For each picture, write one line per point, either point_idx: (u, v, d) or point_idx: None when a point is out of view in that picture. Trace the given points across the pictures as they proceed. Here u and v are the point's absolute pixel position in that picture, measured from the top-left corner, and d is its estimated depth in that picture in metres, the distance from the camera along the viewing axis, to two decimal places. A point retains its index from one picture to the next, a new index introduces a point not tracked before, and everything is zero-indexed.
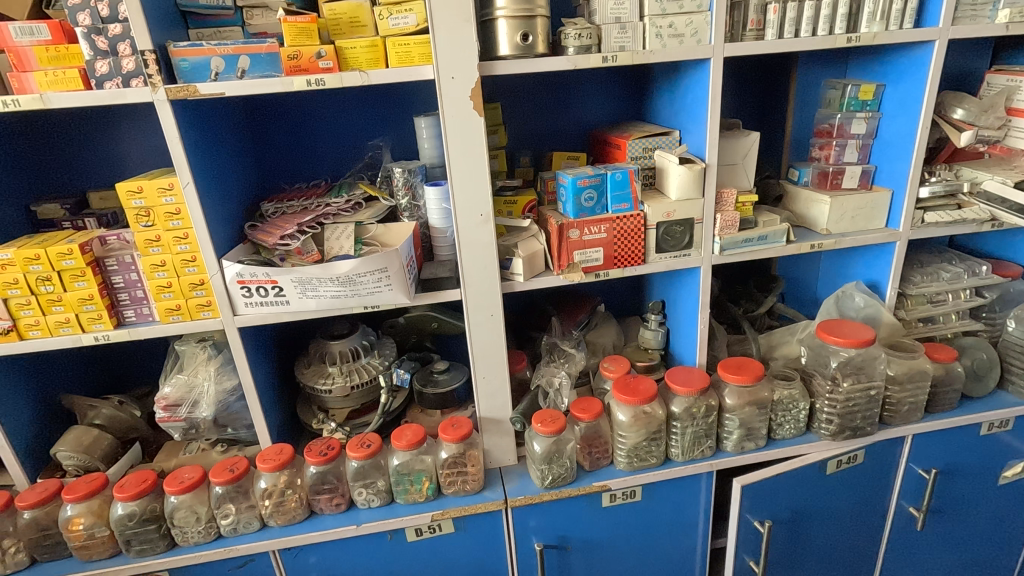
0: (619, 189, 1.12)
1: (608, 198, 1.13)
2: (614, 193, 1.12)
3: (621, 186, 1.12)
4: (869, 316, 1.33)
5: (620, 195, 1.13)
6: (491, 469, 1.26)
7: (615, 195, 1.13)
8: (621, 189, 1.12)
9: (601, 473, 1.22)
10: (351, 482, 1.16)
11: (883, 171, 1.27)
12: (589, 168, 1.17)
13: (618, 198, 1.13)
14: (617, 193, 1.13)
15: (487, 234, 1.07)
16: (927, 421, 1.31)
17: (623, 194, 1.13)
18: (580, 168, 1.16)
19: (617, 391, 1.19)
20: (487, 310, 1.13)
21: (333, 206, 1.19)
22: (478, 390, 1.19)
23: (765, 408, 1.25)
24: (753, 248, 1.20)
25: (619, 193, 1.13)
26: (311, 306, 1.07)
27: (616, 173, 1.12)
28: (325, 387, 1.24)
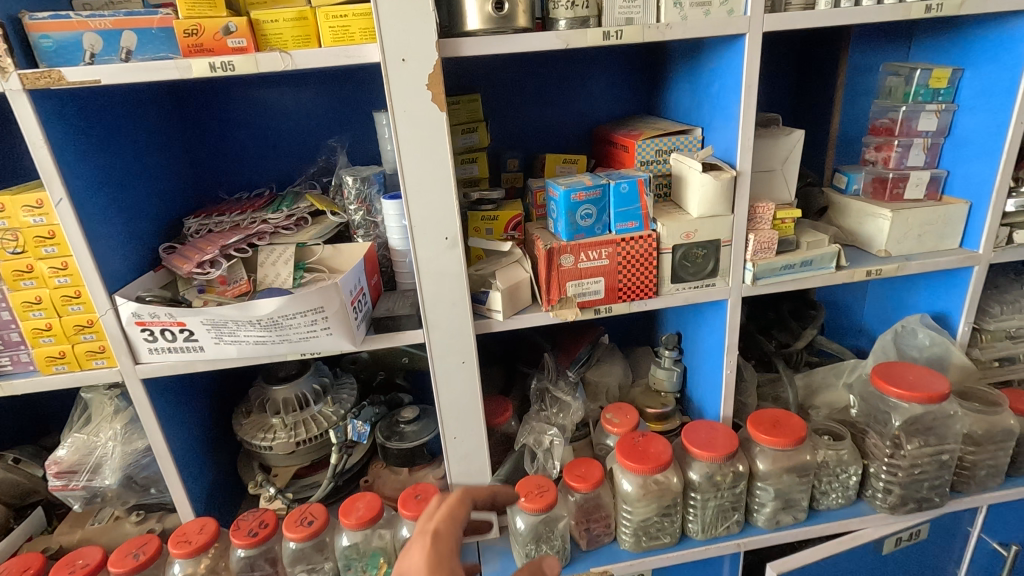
0: (625, 204, 0.88)
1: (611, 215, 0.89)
2: (618, 210, 0.88)
3: (628, 201, 0.88)
4: (934, 357, 1.07)
5: (626, 213, 0.88)
6: (467, 544, 1.03)
7: (619, 212, 0.88)
8: (626, 204, 0.88)
9: (601, 554, 0.98)
10: (290, 566, 0.94)
11: (958, 178, 1.01)
12: (588, 174, 0.92)
13: (623, 216, 0.89)
14: (622, 210, 0.88)
15: (454, 263, 0.83)
16: (1007, 487, 1.06)
17: (629, 211, 0.88)
18: (576, 175, 0.92)
19: (624, 454, 0.95)
20: (456, 356, 0.89)
21: (271, 223, 0.96)
22: (448, 451, 0.96)
23: (807, 474, 1.00)
24: (795, 275, 0.96)
25: (624, 210, 0.88)
26: (231, 353, 0.84)
27: (621, 184, 0.87)
28: (265, 444, 1.02)
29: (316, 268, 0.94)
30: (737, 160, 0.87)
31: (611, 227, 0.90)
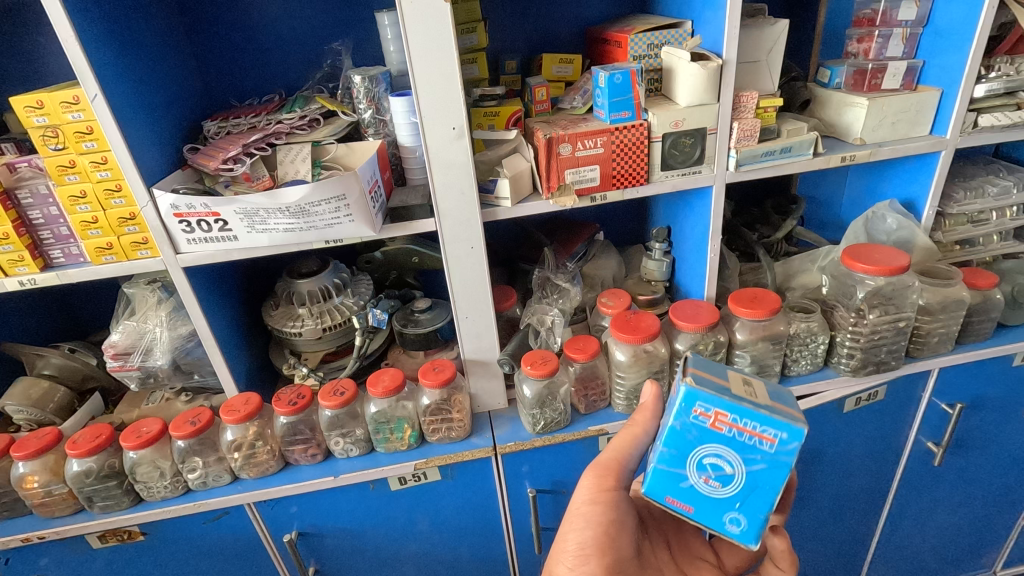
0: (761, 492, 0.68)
1: (774, 433, 0.66)
2: (663, 488, 0.70)
3: (692, 490, 0.70)
4: (900, 240, 1.18)
5: (747, 493, 0.68)
6: (480, 413, 1.18)
7: (769, 491, 0.67)
8: (730, 495, 0.69)
9: (597, 416, 1.13)
10: (326, 432, 1.08)
11: (933, 67, 1.08)
12: (737, 403, 0.66)
13: (697, 518, 0.70)
14: (769, 476, 0.67)
15: (461, 152, 0.91)
16: (957, 352, 1.20)
17: (736, 486, 0.68)
18: (714, 390, 0.67)
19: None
20: (465, 242, 0.98)
21: (286, 123, 1.02)
22: (461, 329, 1.08)
23: (780, 344, 1.12)
24: (775, 162, 1.03)
25: (697, 513, 0.70)
26: (263, 242, 0.93)
27: (716, 447, 0.68)
28: (294, 329, 1.13)
29: (332, 165, 1.00)
30: (723, 47, 0.92)
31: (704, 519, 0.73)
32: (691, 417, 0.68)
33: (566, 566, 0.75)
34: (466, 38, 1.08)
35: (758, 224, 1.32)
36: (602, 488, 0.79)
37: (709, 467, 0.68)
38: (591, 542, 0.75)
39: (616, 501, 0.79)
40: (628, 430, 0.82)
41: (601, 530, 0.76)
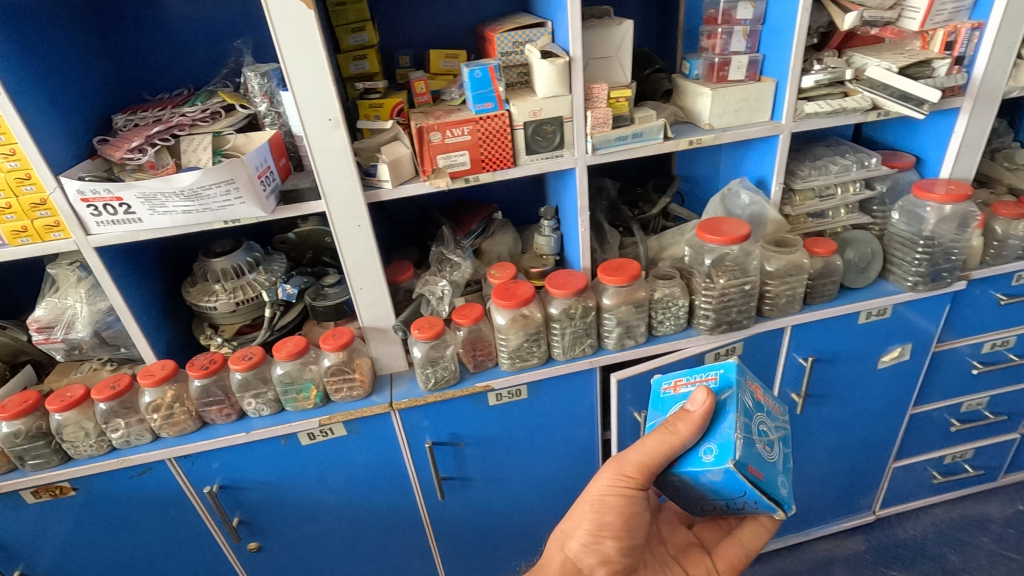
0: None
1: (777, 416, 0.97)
2: (747, 455, 0.82)
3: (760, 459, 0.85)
4: (753, 214, 1.33)
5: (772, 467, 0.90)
6: (383, 375, 1.31)
7: (787, 453, 0.93)
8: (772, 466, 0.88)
9: (485, 374, 1.28)
10: (238, 394, 1.21)
11: (770, 60, 1.22)
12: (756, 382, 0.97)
13: (766, 485, 0.84)
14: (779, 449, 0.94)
15: (339, 140, 1.03)
16: (805, 311, 1.37)
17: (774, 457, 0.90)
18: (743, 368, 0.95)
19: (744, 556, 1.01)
20: (352, 221, 1.11)
21: (188, 116, 1.13)
22: (357, 300, 1.21)
23: (643, 307, 1.28)
24: (628, 145, 1.17)
25: (766, 480, 0.84)
26: (165, 223, 1.04)
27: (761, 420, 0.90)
28: (209, 304, 1.25)
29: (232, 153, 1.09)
30: (570, 45, 1.05)
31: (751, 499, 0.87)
32: (742, 386, 0.92)
33: (579, 541, 0.93)
34: (357, 36, 1.20)
35: (639, 202, 1.47)
36: (623, 484, 0.92)
37: (762, 434, 0.88)
38: (609, 524, 0.92)
39: (634, 496, 0.92)
40: (667, 437, 0.87)
41: (620, 514, 0.92)
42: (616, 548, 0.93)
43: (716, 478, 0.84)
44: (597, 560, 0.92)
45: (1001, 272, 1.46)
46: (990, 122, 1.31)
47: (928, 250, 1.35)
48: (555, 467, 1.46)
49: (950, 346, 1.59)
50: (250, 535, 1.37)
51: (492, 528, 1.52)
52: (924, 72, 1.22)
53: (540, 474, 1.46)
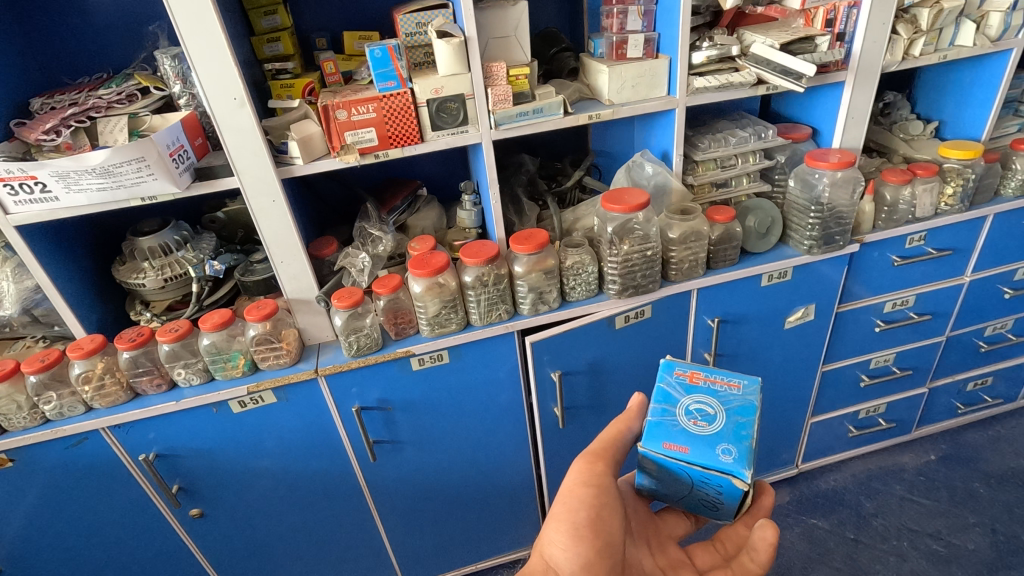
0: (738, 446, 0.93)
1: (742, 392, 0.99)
2: (661, 434, 0.93)
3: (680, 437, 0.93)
4: (658, 184, 1.43)
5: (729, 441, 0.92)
6: (310, 345, 1.38)
7: (745, 423, 0.93)
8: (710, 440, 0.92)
9: (407, 341, 1.35)
10: (167, 364, 1.27)
11: (664, 38, 1.31)
12: (702, 368, 1.04)
13: (694, 457, 0.89)
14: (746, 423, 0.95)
15: (246, 118, 1.09)
16: (709, 275, 1.47)
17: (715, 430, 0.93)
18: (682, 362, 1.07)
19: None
20: (266, 196, 1.17)
21: (103, 98, 1.17)
22: (279, 273, 1.27)
23: (553, 273, 1.36)
24: (530, 121, 1.24)
25: (692, 453, 0.89)
26: (82, 201, 1.09)
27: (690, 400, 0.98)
28: (137, 281, 1.30)
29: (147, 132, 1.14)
30: (464, 24, 1.12)
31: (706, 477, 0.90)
32: (673, 376, 1.04)
33: (558, 546, 0.92)
34: (270, 19, 1.25)
35: (557, 176, 1.56)
36: (592, 469, 0.97)
37: (693, 412, 0.96)
38: (584, 522, 0.92)
39: (605, 482, 0.96)
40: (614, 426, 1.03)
41: (594, 511, 0.93)
42: (595, 550, 0.91)
43: (653, 466, 0.93)
44: (579, 565, 0.90)
45: (894, 235, 1.57)
46: (872, 94, 1.42)
47: (819, 215, 1.46)
48: (483, 430, 1.54)
49: (852, 306, 1.71)
50: (191, 501, 1.44)
51: (427, 490, 1.61)
52: (807, 47, 1.32)
53: (469, 436, 1.54)
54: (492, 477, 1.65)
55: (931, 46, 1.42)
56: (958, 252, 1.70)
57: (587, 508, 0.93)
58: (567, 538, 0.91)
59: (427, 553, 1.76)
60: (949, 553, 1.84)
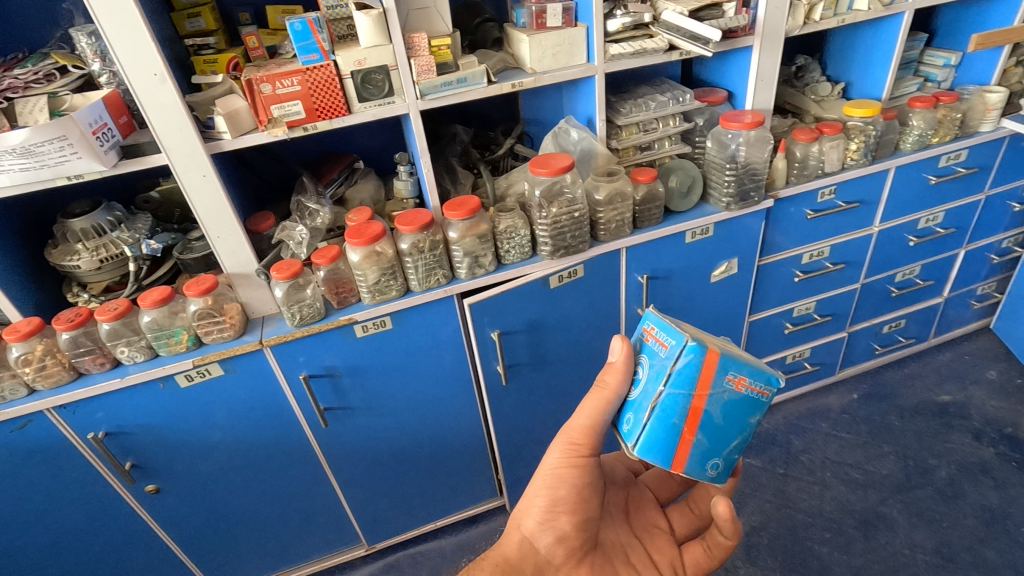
0: (728, 439, 0.91)
1: (762, 383, 0.90)
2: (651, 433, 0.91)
3: (674, 423, 0.89)
4: (583, 149, 1.51)
5: (722, 435, 0.91)
6: (254, 318, 1.42)
7: (743, 395, 0.90)
8: (703, 431, 0.90)
9: (349, 309, 1.40)
10: (108, 343, 1.29)
11: (581, 7, 1.36)
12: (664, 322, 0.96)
13: (697, 449, 0.90)
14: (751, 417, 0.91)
15: (168, 94, 1.11)
16: (636, 234, 1.56)
17: (712, 422, 0.90)
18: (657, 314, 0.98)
19: (712, 562, 0.98)
20: (197, 171, 1.19)
21: (20, 78, 1.17)
22: (217, 247, 1.30)
23: (487, 238, 1.43)
24: (454, 90, 1.29)
25: (692, 447, 0.90)
26: (5, 182, 1.09)
27: (689, 372, 0.88)
28: (72, 263, 1.30)
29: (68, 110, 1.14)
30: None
31: (684, 465, 0.91)
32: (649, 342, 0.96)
33: (534, 519, 0.92)
34: None
35: (490, 145, 1.62)
36: (573, 451, 0.94)
37: None
38: (563, 498, 0.92)
39: (584, 462, 0.94)
40: (602, 393, 0.97)
41: (574, 489, 0.93)
42: (572, 523, 0.92)
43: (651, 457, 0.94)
44: (554, 538, 0.91)
45: (805, 189, 1.70)
46: (778, 57, 1.52)
47: (734, 173, 1.56)
48: (431, 392, 1.61)
49: (772, 259, 1.84)
50: (145, 477, 1.47)
51: (382, 452, 1.68)
52: (714, 13, 1.40)
53: (418, 399, 1.61)
54: (443, 437, 1.73)
55: (830, 10, 1.52)
56: (866, 204, 1.84)
57: (569, 487, 0.93)
58: (545, 512, 0.92)
59: (386, 514, 1.84)
60: (866, 479, 2.03)
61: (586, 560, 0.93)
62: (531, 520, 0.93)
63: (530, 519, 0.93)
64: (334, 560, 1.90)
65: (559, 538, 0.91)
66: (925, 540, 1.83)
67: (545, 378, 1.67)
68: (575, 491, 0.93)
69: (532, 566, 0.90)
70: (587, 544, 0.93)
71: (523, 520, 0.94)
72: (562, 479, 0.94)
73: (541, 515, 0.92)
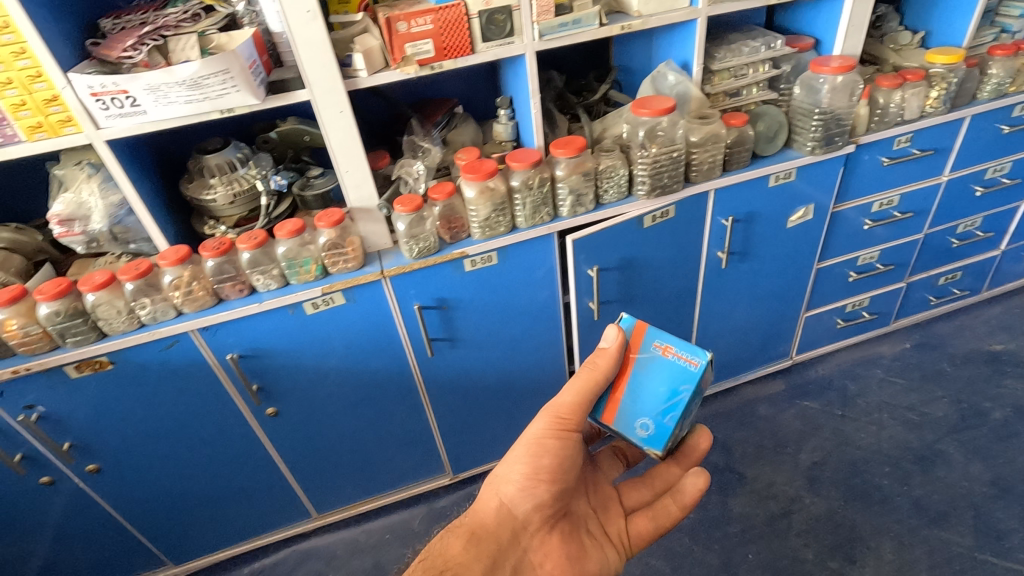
0: (657, 401, 1.02)
1: (689, 353, 1.04)
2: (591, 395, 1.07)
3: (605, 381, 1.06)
4: (680, 93, 1.57)
5: (649, 398, 1.03)
6: (371, 252, 1.51)
7: (671, 365, 1.04)
8: (632, 389, 1.04)
9: (461, 244, 1.49)
10: (248, 270, 1.39)
11: None
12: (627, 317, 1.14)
13: (626, 406, 1.03)
14: (681, 388, 1.01)
15: (317, 31, 1.18)
16: (726, 176, 1.63)
17: (643, 383, 1.04)
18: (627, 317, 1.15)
19: (658, 532, 1.06)
20: (335, 108, 1.27)
21: (172, 17, 1.24)
22: (344, 182, 1.39)
23: (590, 176, 1.51)
24: (569, 32, 1.35)
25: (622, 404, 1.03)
26: (168, 113, 1.18)
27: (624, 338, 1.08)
28: (209, 196, 1.40)
29: (217, 48, 1.22)
30: None
31: (616, 420, 1.03)
32: None
33: (515, 486, 0.97)
34: None
35: (583, 91, 1.68)
36: (553, 428, 0.99)
37: None
38: (544, 468, 0.97)
39: (562, 440, 0.98)
40: (590, 373, 1.01)
41: (557, 456, 0.98)
42: (550, 493, 0.98)
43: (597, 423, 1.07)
44: (531, 503, 0.97)
45: (884, 136, 1.75)
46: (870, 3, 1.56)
47: (822, 118, 1.62)
48: (524, 327, 1.72)
49: (845, 207, 1.90)
50: (268, 400, 1.60)
51: (475, 384, 1.79)
52: None
53: (511, 334, 1.72)
54: (531, 372, 1.84)
55: None
56: (938, 152, 1.89)
57: (551, 460, 0.97)
58: (524, 481, 0.96)
59: (471, 445, 1.97)
60: (922, 420, 2.13)
61: (556, 526, 1.00)
62: (507, 487, 0.97)
63: (505, 487, 0.97)
64: (421, 488, 2.04)
65: (534, 507, 0.97)
66: (981, 473, 1.93)
67: (629, 316, 1.77)
68: (558, 463, 0.98)
69: (509, 532, 0.96)
70: (559, 513, 1.00)
71: (501, 488, 0.98)
72: (545, 452, 0.98)
73: (519, 484, 0.97)
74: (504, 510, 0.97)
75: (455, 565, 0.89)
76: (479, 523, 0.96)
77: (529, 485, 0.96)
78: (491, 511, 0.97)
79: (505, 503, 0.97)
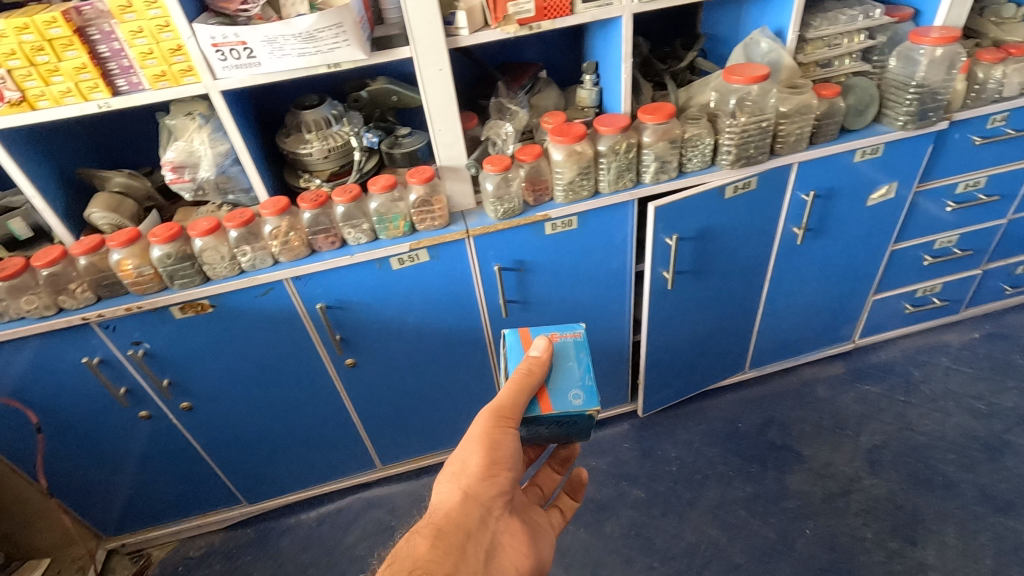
0: (573, 374, 1.03)
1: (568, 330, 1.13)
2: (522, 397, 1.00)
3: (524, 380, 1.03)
4: (771, 61, 1.53)
5: (568, 377, 1.03)
6: (455, 212, 1.54)
7: (572, 343, 1.09)
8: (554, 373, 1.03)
9: (543, 206, 1.51)
10: (341, 224, 1.45)
11: None
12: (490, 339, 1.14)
13: (553, 388, 1.01)
14: (579, 356, 1.07)
15: None
16: (811, 149, 1.60)
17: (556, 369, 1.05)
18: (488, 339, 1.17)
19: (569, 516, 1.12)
20: (435, 65, 1.30)
21: None
22: (436, 140, 1.42)
23: (676, 143, 1.51)
24: None
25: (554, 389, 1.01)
26: (281, 66, 1.22)
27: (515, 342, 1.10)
28: (306, 150, 1.45)
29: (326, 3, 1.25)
30: None
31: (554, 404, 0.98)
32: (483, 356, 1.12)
33: (477, 478, 0.92)
34: None
35: (669, 58, 1.67)
36: (497, 428, 0.94)
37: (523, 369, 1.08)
38: (506, 456, 0.94)
39: (507, 442, 0.94)
40: (520, 377, 0.99)
41: (514, 447, 0.95)
42: (512, 480, 0.95)
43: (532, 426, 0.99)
44: (496, 491, 0.93)
45: (979, 113, 1.69)
46: None
47: (918, 92, 1.57)
48: (594, 294, 1.74)
49: (928, 187, 1.85)
50: (348, 351, 1.66)
51: None
52: None
53: (582, 300, 1.74)
54: (597, 339, 1.87)
55: None
56: None
57: (510, 452, 0.94)
58: (487, 472, 0.92)
59: None
60: (989, 410, 2.09)
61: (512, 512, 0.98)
62: (471, 480, 0.92)
63: (469, 481, 0.92)
64: None
65: (499, 496, 0.94)
66: None
67: (699, 288, 1.78)
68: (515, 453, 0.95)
69: (477, 520, 0.91)
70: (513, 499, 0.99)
71: (465, 483, 0.92)
72: (504, 444, 0.94)
73: (480, 478, 0.92)
74: (472, 499, 0.92)
75: (428, 566, 0.81)
76: (445, 516, 0.89)
77: (491, 476, 0.93)
78: (456, 506, 0.91)
79: (470, 494, 0.92)
